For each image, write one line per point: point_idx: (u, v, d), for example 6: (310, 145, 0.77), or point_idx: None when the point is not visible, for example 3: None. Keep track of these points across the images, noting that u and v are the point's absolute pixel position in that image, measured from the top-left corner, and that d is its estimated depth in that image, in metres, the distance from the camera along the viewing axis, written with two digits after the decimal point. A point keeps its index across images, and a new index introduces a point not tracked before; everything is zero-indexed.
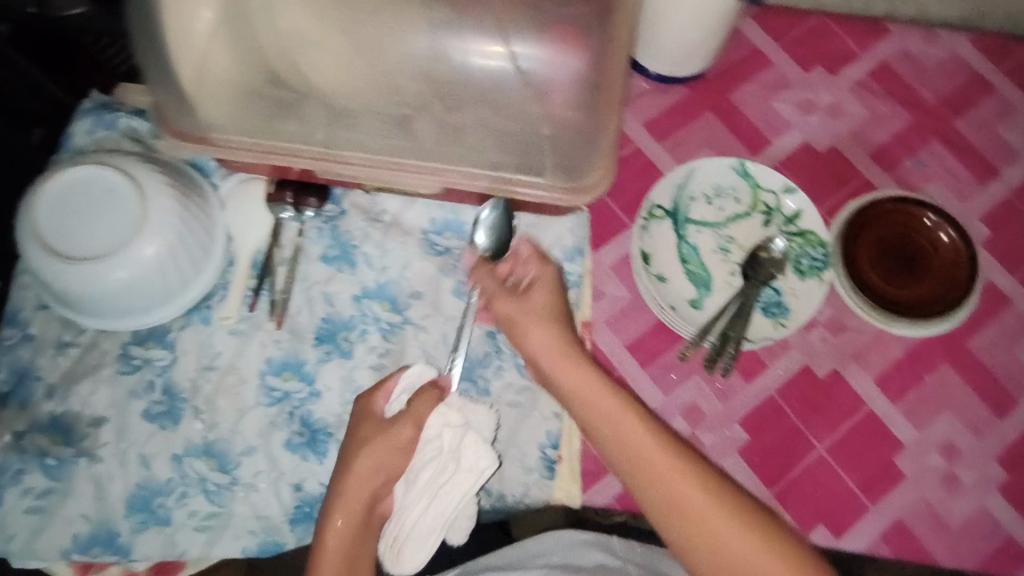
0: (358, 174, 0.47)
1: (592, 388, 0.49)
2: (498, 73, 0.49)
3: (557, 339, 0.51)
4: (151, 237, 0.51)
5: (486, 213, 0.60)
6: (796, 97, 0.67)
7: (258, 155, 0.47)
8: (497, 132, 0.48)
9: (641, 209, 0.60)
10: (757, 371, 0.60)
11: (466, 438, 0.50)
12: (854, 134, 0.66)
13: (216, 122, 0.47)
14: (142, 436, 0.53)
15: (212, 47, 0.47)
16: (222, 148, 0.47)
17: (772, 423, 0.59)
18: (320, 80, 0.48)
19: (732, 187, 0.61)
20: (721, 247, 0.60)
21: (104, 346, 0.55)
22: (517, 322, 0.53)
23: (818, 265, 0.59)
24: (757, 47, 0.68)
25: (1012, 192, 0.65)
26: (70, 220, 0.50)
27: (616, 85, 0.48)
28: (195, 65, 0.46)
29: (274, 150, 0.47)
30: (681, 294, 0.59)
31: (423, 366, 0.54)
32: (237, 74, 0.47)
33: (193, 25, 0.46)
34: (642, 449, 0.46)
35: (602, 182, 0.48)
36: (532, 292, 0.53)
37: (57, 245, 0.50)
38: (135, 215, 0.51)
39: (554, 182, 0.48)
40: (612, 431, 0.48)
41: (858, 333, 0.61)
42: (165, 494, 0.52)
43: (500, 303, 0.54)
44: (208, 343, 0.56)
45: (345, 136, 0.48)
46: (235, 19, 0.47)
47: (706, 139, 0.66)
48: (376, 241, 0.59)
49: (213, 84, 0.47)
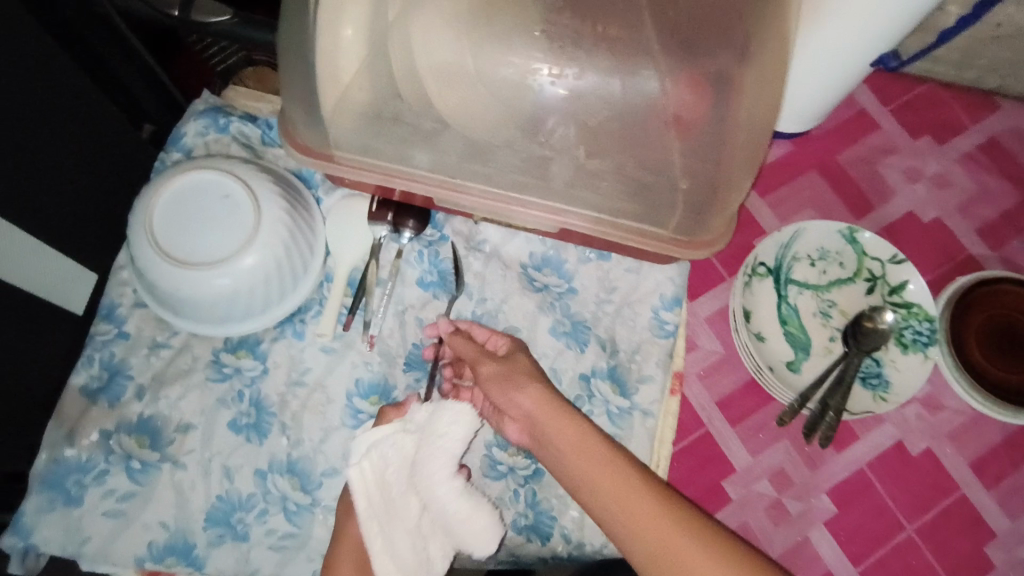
0: (475, 205, 0.48)
1: (587, 452, 0.45)
2: (642, 102, 0.44)
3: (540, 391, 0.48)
4: (259, 249, 0.51)
5: (586, 253, 0.60)
6: (903, 163, 0.66)
7: (374, 177, 0.49)
8: (634, 179, 0.45)
9: (744, 265, 0.59)
10: (850, 441, 0.58)
11: (423, 445, 0.47)
12: (961, 207, 0.65)
13: (341, 141, 0.48)
14: (227, 447, 0.52)
15: (338, 59, 0.43)
16: (349, 168, 0.49)
17: (862, 497, 0.57)
18: (440, 104, 0.44)
19: (837, 251, 0.60)
20: (822, 311, 0.59)
21: (197, 350, 0.54)
22: (503, 379, 0.49)
23: (922, 339, 0.57)
24: (866, 108, 0.67)
25: None
26: (185, 225, 0.50)
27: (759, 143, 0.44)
28: (330, 91, 0.45)
29: (399, 173, 0.48)
30: (780, 356, 0.57)
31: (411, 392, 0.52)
32: (359, 92, 0.45)
33: (328, 37, 0.43)
34: (635, 513, 0.42)
35: (719, 239, 0.48)
36: (510, 355, 0.51)
37: (170, 249, 0.50)
38: (246, 226, 0.51)
39: (672, 232, 0.48)
40: (593, 477, 0.44)
41: (954, 413, 0.59)
42: (244, 509, 0.51)
43: (485, 363, 0.50)
44: (299, 358, 0.55)
45: (469, 167, 0.47)
46: (369, 29, 0.43)
47: (809, 198, 0.65)
48: (476, 271, 0.58)
49: (336, 101, 0.45)
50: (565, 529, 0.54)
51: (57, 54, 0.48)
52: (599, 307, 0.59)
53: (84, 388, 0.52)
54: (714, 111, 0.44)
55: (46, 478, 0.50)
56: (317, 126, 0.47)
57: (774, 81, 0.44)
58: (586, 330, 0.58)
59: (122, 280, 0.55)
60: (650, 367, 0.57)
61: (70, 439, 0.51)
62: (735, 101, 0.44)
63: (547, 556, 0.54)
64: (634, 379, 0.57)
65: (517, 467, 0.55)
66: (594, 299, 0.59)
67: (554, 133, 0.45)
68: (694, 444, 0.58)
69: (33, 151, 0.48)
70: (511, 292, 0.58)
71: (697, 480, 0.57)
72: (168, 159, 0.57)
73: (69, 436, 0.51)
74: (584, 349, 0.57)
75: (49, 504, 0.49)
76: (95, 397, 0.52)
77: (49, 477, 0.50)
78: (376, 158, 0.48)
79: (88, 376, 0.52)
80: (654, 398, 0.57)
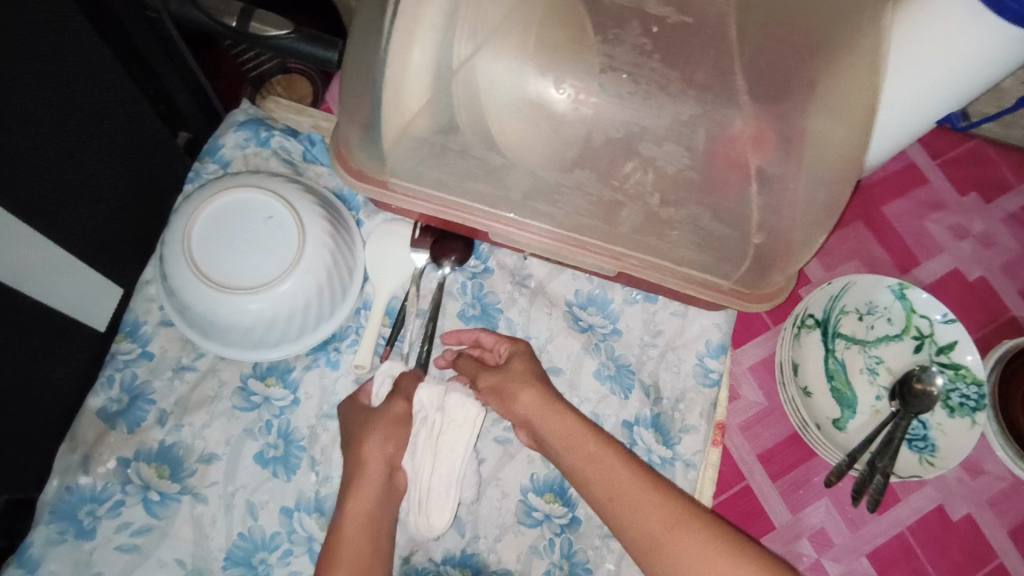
0: (534, 244, 0.47)
1: (598, 453, 0.45)
2: (713, 156, 0.43)
3: (543, 397, 0.48)
4: (301, 274, 0.48)
5: (633, 294, 0.58)
6: (949, 220, 0.66)
7: (430, 208, 0.48)
8: (701, 228, 0.44)
9: (791, 318, 0.58)
10: (891, 503, 0.57)
11: (451, 392, 0.49)
12: (1006, 266, 0.65)
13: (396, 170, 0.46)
14: (253, 481, 0.49)
15: (404, 87, 0.41)
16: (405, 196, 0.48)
17: (902, 562, 0.56)
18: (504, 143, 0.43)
19: (885, 307, 0.59)
20: (869, 367, 0.58)
21: (224, 376, 0.51)
22: (502, 392, 0.49)
23: (969, 403, 0.55)
24: (913, 160, 0.67)
25: None
26: (226, 244, 0.48)
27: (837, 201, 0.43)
28: (393, 119, 0.43)
29: (454, 205, 0.47)
30: (825, 413, 0.56)
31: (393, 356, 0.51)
32: (423, 124, 0.43)
33: (400, 64, 0.40)
34: (640, 506, 0.42)
35: (781, 290, 0.47)
36: (511, 361, 0.51)
37: (208, 269, 0.47)
38: (289, 249, 0.48)
39: (735, 283, 0.46)
40: (594, 476, 0.44)
41: (995, 478, 0.58)
42: (266, 549, 0.48)
43: (486, 376, 0.50)
44: (332, 388, 0.52)
45: (530, 204, 0.46)
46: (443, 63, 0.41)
47: (855, 250, 0.64)
48: (521, 307, 0.57)
49: (397, 130, 0.43)
50: None
51: (112, 64, 0.46)
52: (644, 351, 0.57)
53: (102, 411, 0.49)
54: (790, 165, 0.43)
55: (56, 507, 0.46)
56: (371, 150, 0.46)
57: (852, 139, 0.43)
58: (630, 374, 0.56)
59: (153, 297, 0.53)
60: (694, 416, 0.56)
61: (86, 464, 0.48)
62: (813, 158, 0.43)
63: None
64: (677, 428, 0.55)
65: (554, 514, 0.52)
66: (638, 342, 0.57)
67: (629, 177, 0.44)
68: (735, 498, 0.56)
69: (79, 163, 0.46)
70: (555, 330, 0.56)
71: None
72: (205, 169, 0.57)
73: (84, 461, 0.48)
74: (628, 395, 0.56)
75: (58, 535, 0.46)
76: (114, 421, 0.49)
77: (60, 507, 0.46)
78: (429, 187, 0.46)
79: (109, 398, 0.50)
80: (697, 449, 0.55)
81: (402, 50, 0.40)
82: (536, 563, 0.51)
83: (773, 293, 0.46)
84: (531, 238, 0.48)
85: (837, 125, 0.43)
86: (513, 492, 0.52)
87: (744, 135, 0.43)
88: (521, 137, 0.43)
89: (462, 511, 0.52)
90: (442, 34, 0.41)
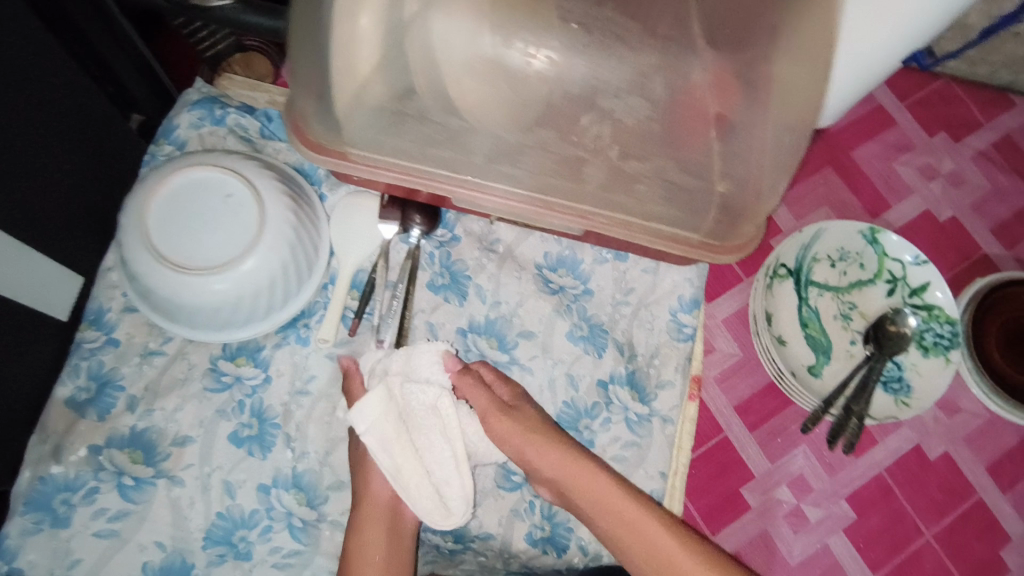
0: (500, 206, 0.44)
1: (609, 494, 0.44)
2: (657, 97, 0.43)
3: (558, 448, 0.46)
4: (263, 251, 0.47)
5: (603, 253, 0.58)
6: (917, 161, 0.66)
7: (393, 175, 0.45)
8: (662, 179, 0.44)
9: (764, 267, 0.58)
10: (868, 446, 0.57)
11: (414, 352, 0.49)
12: (975, 205, 0.65)
13: (357, 139, 0.44)
14: (228, 461, 0.49)
15: (355, 50, 0.41)
16: (362, 166, 0.45)
17: (881, 503, 0.56)
18: (461, 104, 0.43)
19: (857, 252, 0.59)
20: (842, 313, 0.58)
21: (194, 358, 0.51)
22: (515, 444, 0.47)
23: (942, 342, 0.56)
24: (882, 104, 0.67)
25: None
26: (183, 224, 0.47)
27: (796, 145, 0.42)
28: (347, 85, 0.42)
29: (413, 172, 0.44)
30: (800, 360, 0.56)
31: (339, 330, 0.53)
32: (375, 88, 0.42)
33: (347, 25, 0.40)
34: (674, 560, 0.41)
35: (751, 241, 0.45)
36: (519, 406, 0.49)
37: (165, 250, 0.46)
38: (248, 226, 0.47)
39: (705, 235, 0.44)
40: (594, 505, 0.44)
41: (970, 416, 0.59)
42: (246, 526, 0.48)
43: (498, 426, 0.47)
44: (303, 365, 0.52)
45: (492, 166, 0.44)
46: (391, 25, 0.41)
47: (825, 196, 0.65)
48: (490, 274, 0.56)
49: (348, 97, 0.42)
50: (581, 542, 0.52)
51: (45, 36, 0.44)
52: (616, 310, 0.57)
53: (71, 400, 0.49)
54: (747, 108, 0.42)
55: (30, 498, 0.46)
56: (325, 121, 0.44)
57: (813, 77, 0.42)
58: (603, 334, 0.56)
59: (113, 283, 0.52)
60: (670, 371, 0.56)
61: (58, 454, 0.47)
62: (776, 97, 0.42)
63: (563, 569, 0.52)
64: (653, 385, 0.55)
65: (532, 477, 0.53)
66: (610, 300, 0.57)
67: (587, 131, 0.43)
68: (713, 450, 0.56)
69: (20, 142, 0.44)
70: (527, 295, 0.56)
71: (716, 487, 0.55)
72: (162, 152, 0.56)
73: (55, 451, 0.47)
74: (602, 354, 0.55)
75: (33, 525, 0.46)
76: (83, 410, 0.49)
77: (33, 497, 0.46)
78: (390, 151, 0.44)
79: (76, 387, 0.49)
80: (673, 404, 0.55)
81: (349, 14, 0.40)
82: (516, 528, 0.51)
83: (744, 243, 0.44)
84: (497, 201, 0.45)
85: (800, 66, 0.42)
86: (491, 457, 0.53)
87: (697, 82, 0.43)
88: (478, 93, 0.42)
89: None
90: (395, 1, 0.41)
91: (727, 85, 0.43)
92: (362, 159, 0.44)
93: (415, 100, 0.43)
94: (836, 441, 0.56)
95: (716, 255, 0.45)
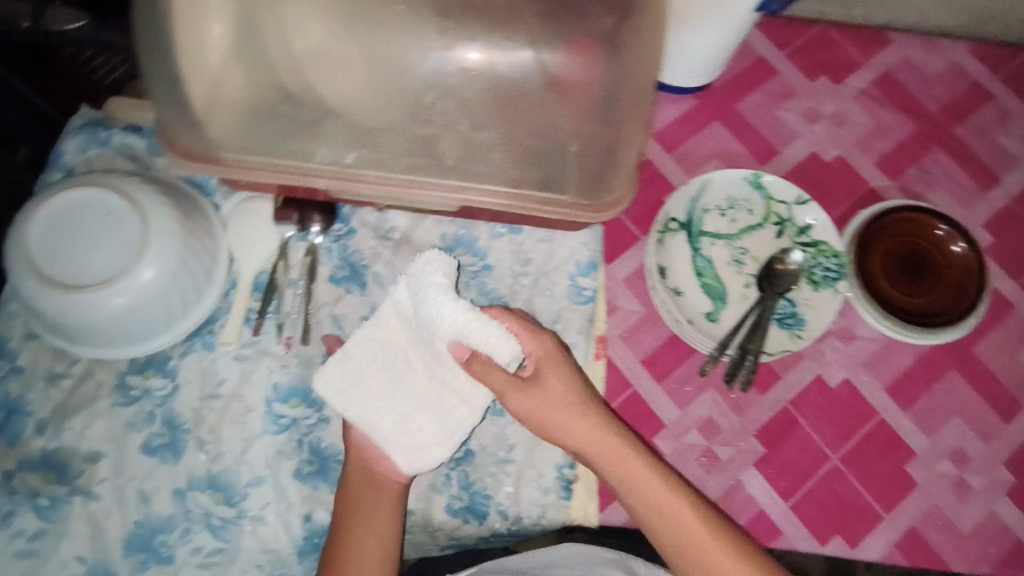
0: (371, 192, 0.46)
1: (620, 450, 0.49)
2: (518, 63, 0.46)
3: (586, 417, 0.50)
4: (152, 261, 0.49)
5: (497, 229, 0.60)
6: (801, 106, 0.68)
7: (270, 175, 0.46)
8: (520, 148, 0.46)
9: (656, 223, 0.60)
10: (771, 382, 0.60)
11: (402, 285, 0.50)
12: (860, 142, 0.67)
13: (227, 143, 0.45)
14: (142, 470, 0.50)
15: (218, 64, 0.44)
16: (235, 169, 0.46)
17: (787, 434, 0.59)
18: (331, 95, 0.45)
19: (744, 199, 0.61)
20: (735, 259, 0.60)
21: (100, 376, 0.52)
22: (538, 418, 0.49)
23: (830, 275, 0.59)
24: (763, 56, 0.69)
25: (1011, 198, 0.67)
26: (68, 245, 0.48)
27: (642, 100, 0.45)
28: (202, 82, 0.44)
29: (291, 172, 0.46)
30: (697, 308, 0.59)
31: (440, 273, 0.48)
32: (244, 93, 0.44)
33: (203, 37, 0.43)
34: (669, 512, 0.48)
35: (623, 199, 0.47)
36: (540, 375, 0.50)
37: (52, 272, 0.48)
38: (133, 240, 0.49)
39: (576, 199, 0.46)
40: (607, 459, 0.49)
41: (868, 342, 0.61)
42: (166, 530, 0.49)
43: (515, 400, 0.49)
44: (211, 370, 0.53)
45: (367, 153, 0.46)
46: (245, 30, 0.44)
47: (716, 148, 0.66)
48: (387, 261, 0.57)
49: (219, 103, 0.44)
50: (500, 506, 0.54)
51: None
52: (516, 281, 0.59)
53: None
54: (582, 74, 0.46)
55: None
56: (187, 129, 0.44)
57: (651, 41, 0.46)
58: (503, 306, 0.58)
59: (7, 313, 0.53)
60: (571, 333, 0.58)
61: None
62: (624, 56, 0.45)
63: (487, 535, 0.54)
64: None
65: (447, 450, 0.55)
66: (509, 272, 0.59)
67: (434, 108, 0.46)
68: (624, 405, 0.58)
69: None
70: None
71: None
72: (48, 180, 0.56)
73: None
74: None
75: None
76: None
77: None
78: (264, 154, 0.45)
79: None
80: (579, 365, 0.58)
81: (195, 25, 0.43)
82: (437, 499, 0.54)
83: (613, 201, 0.46)
84: (369, 188, 0.46)
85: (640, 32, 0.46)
86: None
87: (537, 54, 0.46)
88: (325, 80, 0.45)
89: None
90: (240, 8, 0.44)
91: (581, 52, 0.46)
92: (234, 163, 0.45)
93: (287, 99, 0.45)
94: (734, 379, 0.58)
95: (588, 215, 0.47)
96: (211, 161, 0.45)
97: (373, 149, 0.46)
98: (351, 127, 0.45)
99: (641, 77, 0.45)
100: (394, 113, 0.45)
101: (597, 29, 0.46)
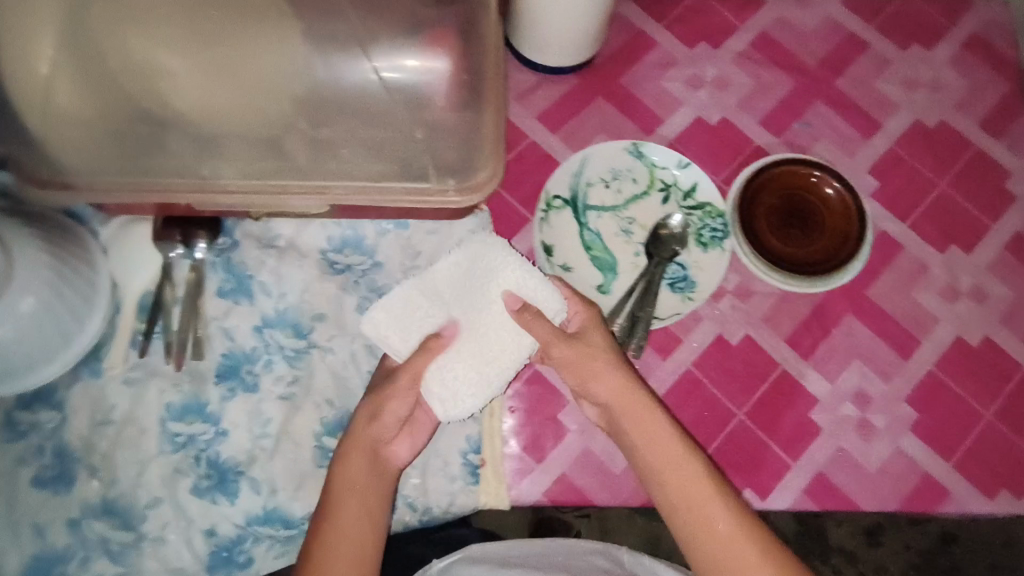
0: (240, 200, 0.62)
1: (626, 397, 0.62)
2: (373, 79, 0.62)
3: (622, 372, 0.63)
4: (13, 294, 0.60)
5: (383, 226, 0.74)
6: (681, 74, 0.82)
7: (155, 195, 0.62)
8: (368, 141, 0.63)
9: (542, 203, 0.74)
10: (670, 347, 0.72)
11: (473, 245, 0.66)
12: (742, 101, 0.81)
13: (80, 171, 0.61)
14: (33, 504, 0.65)
15: (53, 85, 0.58)
16: (91, 193, 0.61)
17: (693, 394, 0.72)
18: (187, 103, 0.60)
19: (627, 169, 0.75)
20: (624, 229, 0.74)
21: (20, 420, 0.67)
22: (575, 365, 0.64)
23: (716, 235, 0.74)
24: (640, 28, 0.83)
25: (892, 143, 0.82)
26: None
27: (494, 77, 0.63)
28: (36, 102, 0.58)
29: (166, 189, 0.61)
30: (588, 280, 0.72)
31: (480, 249, 0.65)
32: (91, 107, 0.59)
33: (34, 69, 0.58)
34: (665, 458, 0.60)
35: (489, 179, 0.63)
36: (587, 333, 0.64)
37: None
38: None
39: (447, 185, 0.63)
40: (626, 411, 0.62)
41: (765, 297, 0.74)
42: (64, 559, 0.64)
43: (570, 347, 0.63)
44: (100, 396, 0.68)
45: (227, 162, 0.62)
46: (80, 50, 0.59)
47: (600, 124, 0.79)
48: (270, 267, 0.72)
49: (65, 121, 0.60)
50: (410, 498, 0.70)
51: None
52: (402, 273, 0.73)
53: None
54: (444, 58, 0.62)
55: None
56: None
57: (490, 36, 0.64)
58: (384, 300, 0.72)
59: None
60: None
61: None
62: (478, 48, 0.63)
63: (432, 510, 0.70)
64: None
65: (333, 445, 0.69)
66: (398, 266, 0.73)
67: (269, 111, 0.61)
68: None
69: None
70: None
71: None
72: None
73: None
74: None
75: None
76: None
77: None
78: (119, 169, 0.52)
79: (41, 465, 0.66)
80: None
81: (27, 65, 0.58)
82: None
83: (481, 180, 0.63)
84: (238, 198, 0.62)
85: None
86: (301, 435, 0.69)
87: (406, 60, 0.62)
88: (168, 92, 0.60)
89: (252, 471, 0.67)
90: (65, 44, 0.59)
91: (436, 49, 0.62)
92: (86, 187, 0.61)
93: (138, 111, 0.60)
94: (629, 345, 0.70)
95: (442, 189, 0.63)
96: (66, 187, 0.61)
97: (223, 159, 0.62)
98: (196, 135, 0.61)
99: (489, 61, 0.63)
100: (254, 130, 0.61)
101: (452, 28, 0.62)
